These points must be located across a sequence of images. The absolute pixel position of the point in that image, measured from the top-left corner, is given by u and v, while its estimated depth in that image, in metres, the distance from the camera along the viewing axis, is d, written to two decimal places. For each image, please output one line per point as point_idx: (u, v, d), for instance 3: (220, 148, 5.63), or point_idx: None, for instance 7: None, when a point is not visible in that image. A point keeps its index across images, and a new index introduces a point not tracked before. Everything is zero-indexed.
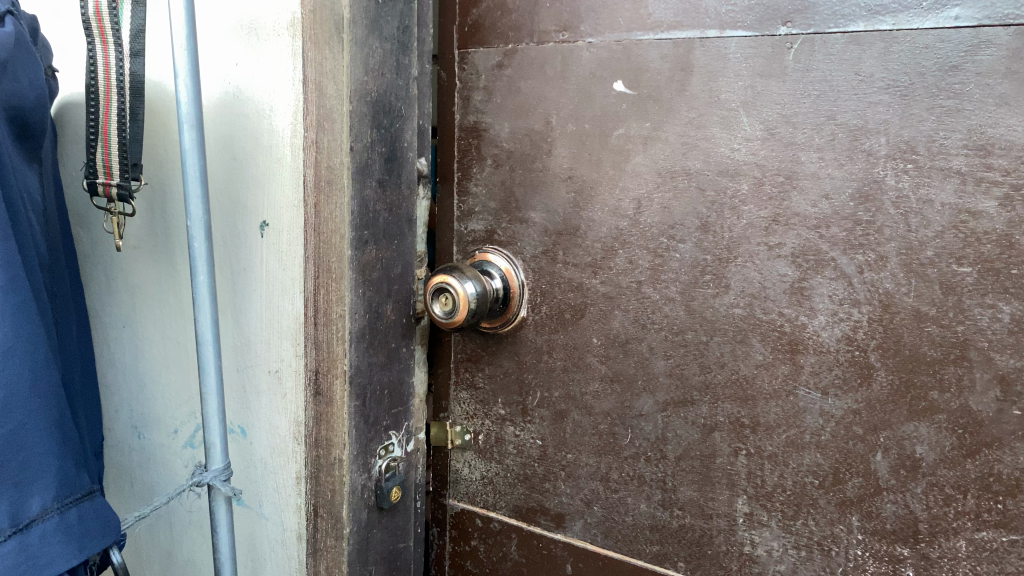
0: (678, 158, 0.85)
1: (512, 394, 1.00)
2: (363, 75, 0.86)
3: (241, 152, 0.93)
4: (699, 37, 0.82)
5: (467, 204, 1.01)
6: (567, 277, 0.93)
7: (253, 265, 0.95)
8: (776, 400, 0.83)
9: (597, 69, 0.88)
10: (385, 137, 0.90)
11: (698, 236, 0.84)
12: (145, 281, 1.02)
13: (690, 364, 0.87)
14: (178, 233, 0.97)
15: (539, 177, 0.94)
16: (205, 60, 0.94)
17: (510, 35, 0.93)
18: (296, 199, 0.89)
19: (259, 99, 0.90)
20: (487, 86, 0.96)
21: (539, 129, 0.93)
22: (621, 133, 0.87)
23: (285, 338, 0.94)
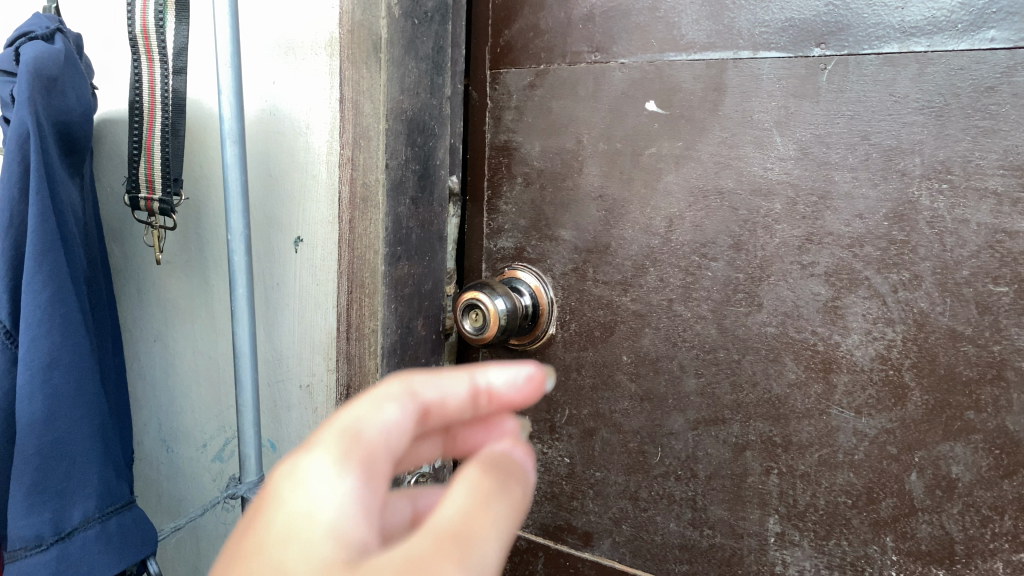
0: (710, 177, 0.85)
1: (540, 411, 1.00)
2: (399, 94, 0.87)
3: (276, 169, 0.95)
4: (732, 58, 0.83)
5: (496, 221, 1.01)
6: (596, 294, 0.94)
7: (285, 282, 0.96)
8: (809, 419, 0.83)
9: (629, 90, 0.89)
10: (418, 154, 0.91)
11: (730, 254, 0.85)
12: (178, 296, 1.03)
13: (722, 382, 0.87)
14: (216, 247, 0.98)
15: (569, 195, 0.94)
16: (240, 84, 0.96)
17: (542, 55, 0.94)
18: (331, 215, 0.90)
19: (297, 117, 0.92)
20: (519, 106, 0.97)
21: (571, 147, 0.94)
22: (653, 152, 0.88)
23: (316, 354, 0.94)
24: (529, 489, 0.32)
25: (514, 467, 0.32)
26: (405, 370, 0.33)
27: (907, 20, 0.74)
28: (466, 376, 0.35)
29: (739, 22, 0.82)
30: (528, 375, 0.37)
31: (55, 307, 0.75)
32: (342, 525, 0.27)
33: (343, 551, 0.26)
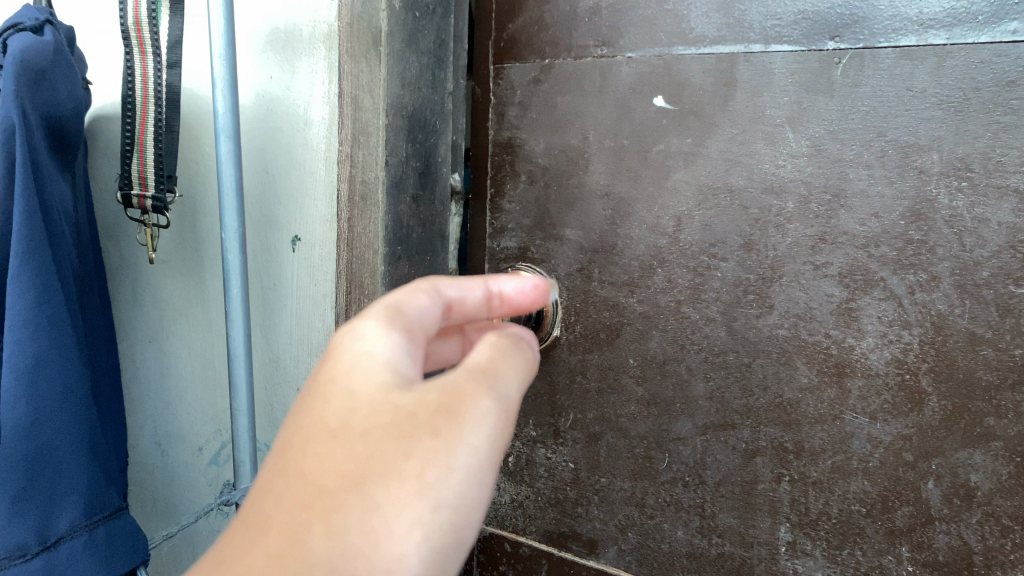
0: (720, 175, 0.83)
1: (544, 415, 0.97)
2: (400, 89, 0.85)
3: (273, 166, 0.92)
4: (743, 51, 0.81)
5: (500, 220, 0.99)
6: (602, 295, 0.91)
7: (282, 282, 0.93)
8: (822, 425, 0.80)
9: (636, 85, 0.87)
10: (419, 150, 0.89)
11: (741, 254, 0.82)
12: (174, 296, 1.01)
13: (732, 387, 0.84)
14: (213, 245, 0.96)
15: (574, 193, 0.92)
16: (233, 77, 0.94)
17: (547, 49, 0.92)
18: (329, 213, 0.88)
19: (296, 112, 0.90)
20: (523, 102, 0.95)
21: (576, 144, 0.91)
22: (661, 149, 0.86)
23: (315, 355, 0.92)
24: (535, 352, 0.48)
25: (522, 336, 0.47)
26: (436, 276, 0.49)
27: (924, 12, 0.71)
28: (482, 284, 0.52)
29: (750, 15, 0.80)
30: (524, 280, 0.55)
31: (42, 306, 0.73)
32: (394, 362, 0.40)
33: (396, 376, 0.40)
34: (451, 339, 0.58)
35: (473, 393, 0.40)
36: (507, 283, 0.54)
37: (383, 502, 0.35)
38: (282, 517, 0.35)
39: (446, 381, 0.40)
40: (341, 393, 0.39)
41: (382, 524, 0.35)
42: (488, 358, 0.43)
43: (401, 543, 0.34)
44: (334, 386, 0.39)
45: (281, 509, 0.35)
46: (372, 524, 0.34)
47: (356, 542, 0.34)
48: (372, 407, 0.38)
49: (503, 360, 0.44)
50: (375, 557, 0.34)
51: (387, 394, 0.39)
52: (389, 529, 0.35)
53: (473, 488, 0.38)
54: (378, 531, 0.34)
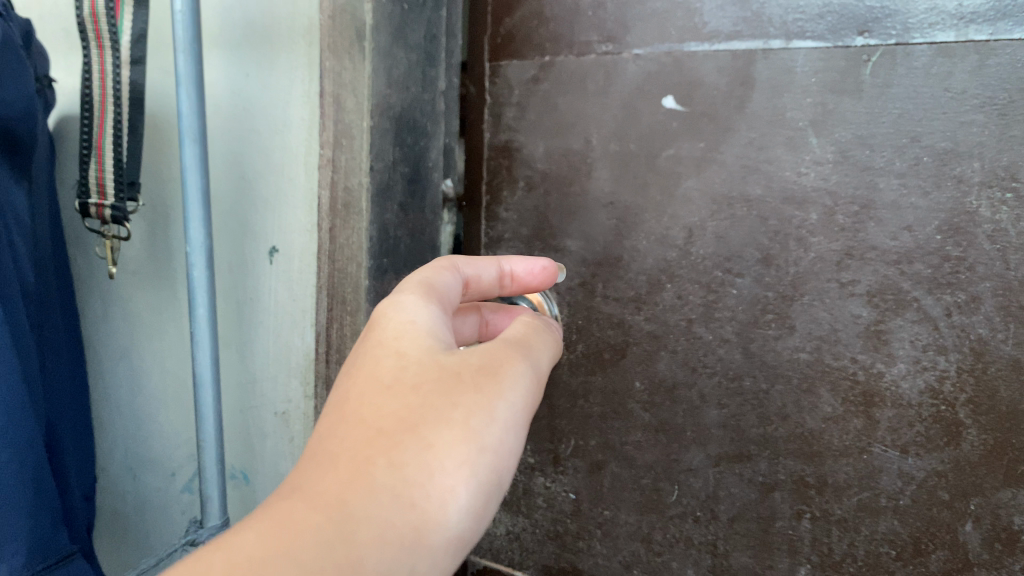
0: (736, 183, 0.76)
1: (542, 441, 0.90)
2: (386, 88, 0.80)
3: (250, 170, 0.85)
4: (762, 48, 0.73)
5: (496, 229, 0.92)
6: (606, 312, 0.84)
7: (258, 296, 0.86)
8: (847, 459, 0.73)
9: (643, 84, 0.80)
10: (408, 155, 0.82)
11: (759, 270, 0.75)
12: (146, 309, 0.94)
13: (748, 415, 0.77)
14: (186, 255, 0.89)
15: (576, 201, 0.85)
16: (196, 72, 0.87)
17: (547, 46, 0.85)
18: (308, 222, 0.81)
19: (274, 112, 0.83)
20: (520, 102, 0.88)
21: (579, 149, 0.84)
22: (671, 154, 0.79)
23: (293, 377, 0.85)
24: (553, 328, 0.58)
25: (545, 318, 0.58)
26: (458, 256, 0.59)
27: (965, 5, 0.65)
28: (495, 263, 0.61)
29: (769, 8, 0.73)
30: (537, 260, 0.65)
31: None
32: (436, 329, 0.48)
33: (438, 342, 0.48)
34: (470, 316, 0.68)
35: (506, 363, 0.47)
36: (514, 262, 0.63)
37: (435, 444, 0.41)
38: (347, 455, 0.41)
39: (484, 350, 0.48)
40: (391, 357, 0.46)
41: (435, 462, 0.41)
42: (518, 335, 0.52)
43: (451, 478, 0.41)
44: (383, 354, 0.47)
45: (345, 450, 0.41)
46: (427, 461, 0.41)
47: (414, 476, 0.40)
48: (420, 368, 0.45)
49: (530, 341, 0.52)
50: (429, 490, 0.40)
51: (430, 359, 0.46)
52: (442, 465, 0.41)
53: (508, 441, 0.45)
54: (431, 468, 0.41)
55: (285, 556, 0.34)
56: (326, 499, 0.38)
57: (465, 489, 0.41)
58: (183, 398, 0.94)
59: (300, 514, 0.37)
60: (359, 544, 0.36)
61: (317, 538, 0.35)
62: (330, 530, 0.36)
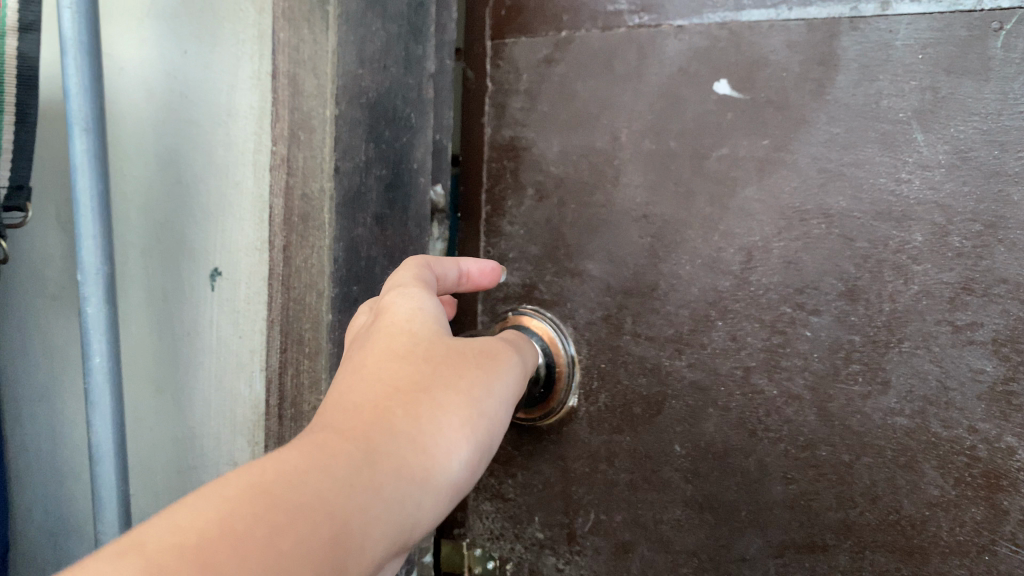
0: (811, 193, 0.58)
1: (555, 513, 0.73)
2: (357, 67, 0.62)
3: (188, 171, 0.68)
4: (850, 14, 0.56)
5: (498, 247, 0.74)
6: (637, 355, 0.67)
7: (199, 331, 0.69)
8: (961, 559, 0.55)
9: (688, 64, 0.63)
10: (385, 154, 0.63)
11: (841, 306, 0.58)
12: (69, 343, 0.76)
13: (823, 495, 0.59)
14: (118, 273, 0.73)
15: (599, 214, 0.68)
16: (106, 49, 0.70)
17: (563, 17, 0.68)
18: (259, 239, 0.64)
19: (217, 100, 0.65)
20: (530, 89, 0.71)
21: (604, 147, 0.67)
22: (723, 154, 0.61)
23: (239, 434, 0.68)
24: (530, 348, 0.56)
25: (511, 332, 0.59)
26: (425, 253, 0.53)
27: None
28: (458, 265, 0.56)
29: None
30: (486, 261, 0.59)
31: None
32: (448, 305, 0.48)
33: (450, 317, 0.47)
34: None
35: (503, 353, 0.48)
36: (470, 263, 0.57)
37: (447, 400, 0.40)
38: (363, 397, 0.38)
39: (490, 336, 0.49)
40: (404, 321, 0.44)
41: (445, 417, 0.39)
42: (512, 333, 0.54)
43: (457, 436, 0.39)
44: (399, 317, 0.45)
45: (360, 392, 0.39)
46: (438, 414, 0.39)
47: (426, 426, 0.38)
48: (429, 336, 0.43)
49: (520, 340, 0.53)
50: (437, 443, 0.38)
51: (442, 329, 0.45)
52: (451, 421, 0.39)
53: (500, 419, 0.44)
54: (441, 422, 0.39)
55: (314, 476, 0.32)
56: (346, 432, 0.36)
57: (463, 454, 0.40)
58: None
59: (325, 440, 0.34)
60: (379, 477, 0.35)
61: (344, 466, 0.33)
62: (354, 458, 0.34)
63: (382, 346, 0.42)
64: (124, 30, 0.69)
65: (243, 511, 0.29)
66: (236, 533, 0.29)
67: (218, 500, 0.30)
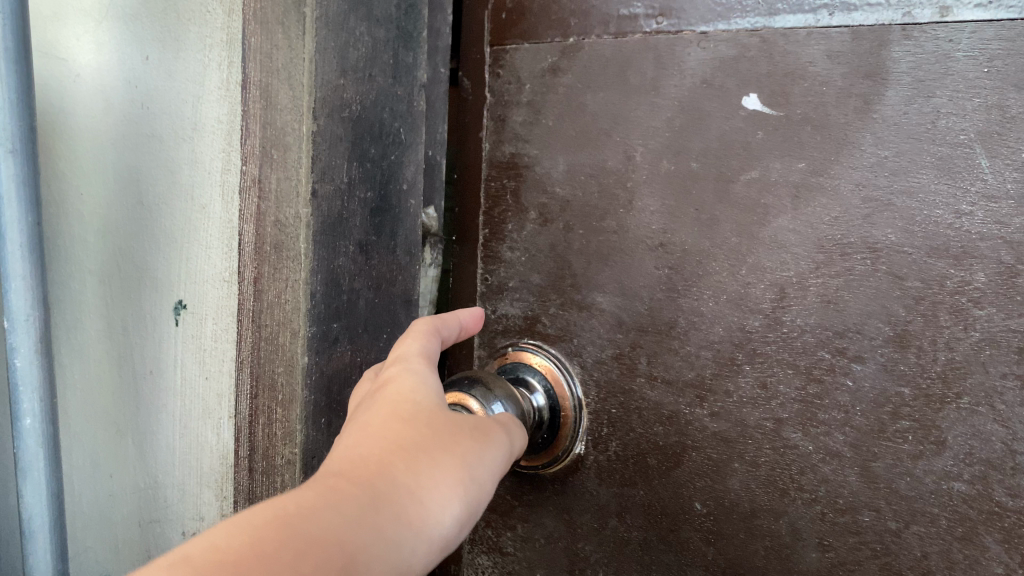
0: (855, 224, 0.51)
1: (559, 571, 0.66)
2: (338, 75, 0.54)
3: (151, 192, 0.61)
4: (901, 20, 0.49)
5: (498, 276, 0.68)
6: (652, 400, 0.60)
7: (163, 369, 0.62)
8: None
9: (713, 75, 0.55)
10: (372, 173, 0.58)
11: (888, 353, 0.51)
12: None
13: (866, 567, 0.52)
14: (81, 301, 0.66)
15: (611, 242, 0.61)
16: (61, 57, 0.64)
17: (570, 22, 0.61)
18: (226, 269, 0.57)
19: (181, 113, 0.58)
20: (534, 101, 0.64)
21: (616, 167, 0.60)
22: (753, 178, 0.54)
23: (205, 487, 0.60)
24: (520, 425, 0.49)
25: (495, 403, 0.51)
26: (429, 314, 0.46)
27: None
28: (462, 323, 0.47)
29: None
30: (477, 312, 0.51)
31: None
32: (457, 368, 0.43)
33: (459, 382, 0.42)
34: None
35: (505, 423, 0.43)
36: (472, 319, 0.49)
37: (448, 451, 0.35)
38: (360, 445, 0.34)
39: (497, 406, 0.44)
40: (410, 371, 0.39)
41: (444, 469, 0.35)
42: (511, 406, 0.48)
43: (458, 490, 0.35)
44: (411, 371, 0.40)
45: (358, 441, 0.35)
46: (439, 465, 0.35)
47: (427, 486, 0.34)
48: (433, 395, 0.38)
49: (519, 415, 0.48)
50: (435, 496, 0.34)
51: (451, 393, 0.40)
52: (453, 475, 0.35)
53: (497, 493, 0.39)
54: (441, 475, 0.34)
55: (313, 517, 0.29)
56: (342, 478, 0.32)
57: (462, 512, 0.35)
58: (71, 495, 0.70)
59: (319, 486, 0.31)
60: (374, 529, 0.31)
61: (339, 513, 0.30)
62: (348, 506, 0.31)
63: (385, 394, 0.38)
64: (81, 36, 0.62)
65: (239, 548, 0.27)
66: (230, 568, 0.26)
67: (221, 534, 0.27)
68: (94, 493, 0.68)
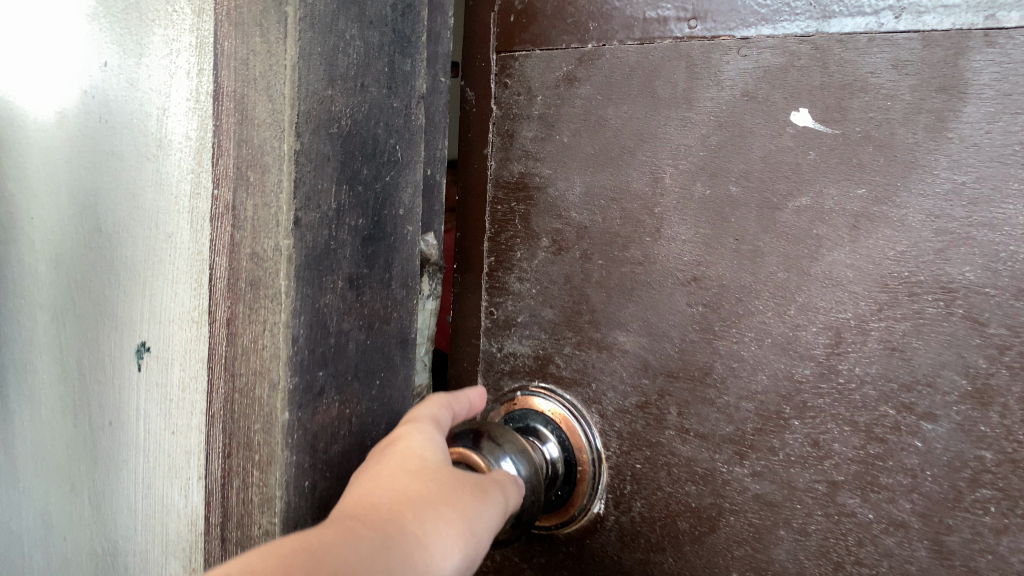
0: (926, 260, 0.44)
1: None
2: (327, 88, 0.46)
3: (110, 218, 0.54)
4: (982, 23, 0.42)
5: (504, 309, 0.60)
6: (684, 455, 0.53)
7: (124, 420, 0.55)
8: None
9: (756, 87, 0.48)
10: (362, 196, 0.50)
11: (966, 411, 0.43)
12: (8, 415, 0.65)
13: None
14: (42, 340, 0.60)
15: (635, 274, 0.54)
16: (31, 70, 0.59)
17: (589, 26, 0.54)
18: (195, 308, 0.50)
19: (144, 128, 0.51)
20: (546, 114, 0.57)
21: (641, 190, 0.53)
22: (804, 205, 0.47)
23: (172, 556, 0.53)
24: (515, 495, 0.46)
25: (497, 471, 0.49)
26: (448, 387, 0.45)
27: None
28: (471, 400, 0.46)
29: None
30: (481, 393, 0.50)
31: None
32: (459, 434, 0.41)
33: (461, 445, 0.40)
34: None
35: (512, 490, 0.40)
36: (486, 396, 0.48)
37: (457, 504, 0.33)
38: (367, 494, 0.32)
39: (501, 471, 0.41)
40: (417, 434, 0.37)
41: (447, 518, 0.32)
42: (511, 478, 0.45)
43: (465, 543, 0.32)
44: (417, 428, 0.38)
45: (369, 490, 0.32)
46: (445, 517, 0.32)
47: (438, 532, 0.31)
48: (442, 453, 0.36)
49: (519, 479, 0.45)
50: (442, 547, 0.31)
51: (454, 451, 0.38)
52: (461, 529, 0.32)
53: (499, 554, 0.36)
54: (448, 527, 0.32)
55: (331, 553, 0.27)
56: (350, 521, 0.30)
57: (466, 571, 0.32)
58: (38, 551, 0.64)
59: (326, 526, 0.29)
60: (381, 567, 0.28)
61: (352, 551, 0.28)
62: (357, 543, 0.28)
63: (392, 451, 0.35)
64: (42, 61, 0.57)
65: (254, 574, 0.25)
66: None
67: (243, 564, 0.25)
68: (58, 551, 0.62)
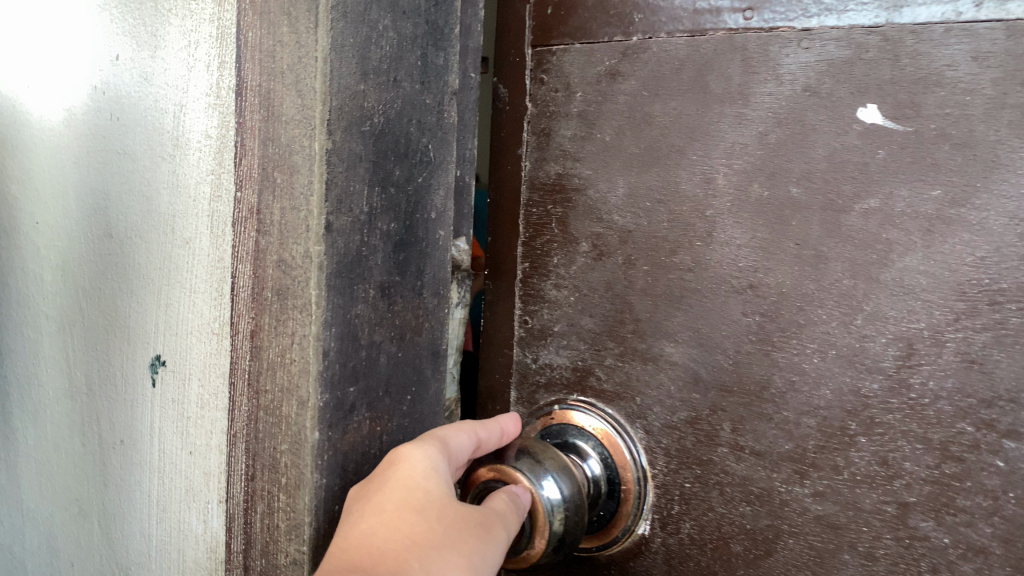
0: (1009, 267, 0.41)
1: None
2: (359, 83, 0.40)
3: (122, 222, 0.50)
4: None
5: (539, 318, 0.57)
6: (737, 474, 0.50)
7: (136, 440, 0.51)
8: None
9: (820, 82, 0.45)
10: (395, 199, 0.44)
11: None
12: (12, 431, 0.62)
13: None
14: (48, 351, 0.57)
15: (684, 281, 0.50)
16: (35, 66, 0.55)
17: (634, 18, 0.51)
18: (214, 320, 0.46)
19: (158, 126, 0.48)
20: (585, 112, 0.54)
21: (692, 192, 0.50)
22: (873, 208, 0.44)
23: None
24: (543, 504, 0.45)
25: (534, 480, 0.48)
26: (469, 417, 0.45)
27: None
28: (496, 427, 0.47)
29: None
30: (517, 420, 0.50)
31: None
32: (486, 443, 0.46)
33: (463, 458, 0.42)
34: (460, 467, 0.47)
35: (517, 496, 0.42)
36: (513, 423, 0.48)
37: (458, 550, 0.34)
38: (372, 544, 0.34)
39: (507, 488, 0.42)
40: (418, 460, 0.38)
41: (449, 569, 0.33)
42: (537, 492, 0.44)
43: None
44: (416, 455, 0.38)
45: (374, 540, 0.34)
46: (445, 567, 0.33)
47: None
48: (444, 478, 0.38)
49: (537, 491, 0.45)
50: None
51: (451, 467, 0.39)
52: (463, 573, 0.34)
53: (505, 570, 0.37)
54: None
55: None
56: None
57: None
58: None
59: None
60: None
61: None
62: None
63: (397, 469, 0.38)
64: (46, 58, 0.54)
65: None
66: None
67: None
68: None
